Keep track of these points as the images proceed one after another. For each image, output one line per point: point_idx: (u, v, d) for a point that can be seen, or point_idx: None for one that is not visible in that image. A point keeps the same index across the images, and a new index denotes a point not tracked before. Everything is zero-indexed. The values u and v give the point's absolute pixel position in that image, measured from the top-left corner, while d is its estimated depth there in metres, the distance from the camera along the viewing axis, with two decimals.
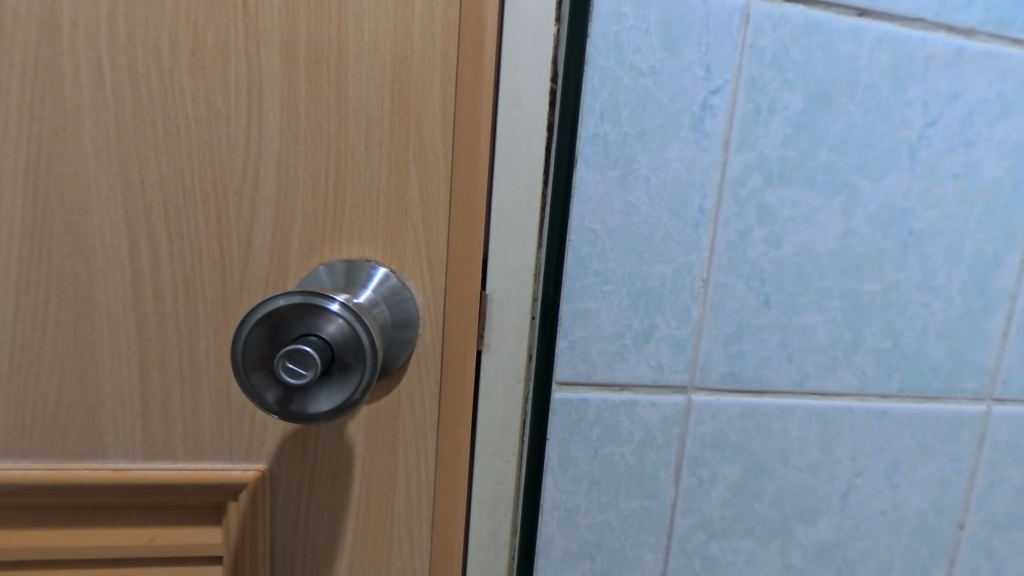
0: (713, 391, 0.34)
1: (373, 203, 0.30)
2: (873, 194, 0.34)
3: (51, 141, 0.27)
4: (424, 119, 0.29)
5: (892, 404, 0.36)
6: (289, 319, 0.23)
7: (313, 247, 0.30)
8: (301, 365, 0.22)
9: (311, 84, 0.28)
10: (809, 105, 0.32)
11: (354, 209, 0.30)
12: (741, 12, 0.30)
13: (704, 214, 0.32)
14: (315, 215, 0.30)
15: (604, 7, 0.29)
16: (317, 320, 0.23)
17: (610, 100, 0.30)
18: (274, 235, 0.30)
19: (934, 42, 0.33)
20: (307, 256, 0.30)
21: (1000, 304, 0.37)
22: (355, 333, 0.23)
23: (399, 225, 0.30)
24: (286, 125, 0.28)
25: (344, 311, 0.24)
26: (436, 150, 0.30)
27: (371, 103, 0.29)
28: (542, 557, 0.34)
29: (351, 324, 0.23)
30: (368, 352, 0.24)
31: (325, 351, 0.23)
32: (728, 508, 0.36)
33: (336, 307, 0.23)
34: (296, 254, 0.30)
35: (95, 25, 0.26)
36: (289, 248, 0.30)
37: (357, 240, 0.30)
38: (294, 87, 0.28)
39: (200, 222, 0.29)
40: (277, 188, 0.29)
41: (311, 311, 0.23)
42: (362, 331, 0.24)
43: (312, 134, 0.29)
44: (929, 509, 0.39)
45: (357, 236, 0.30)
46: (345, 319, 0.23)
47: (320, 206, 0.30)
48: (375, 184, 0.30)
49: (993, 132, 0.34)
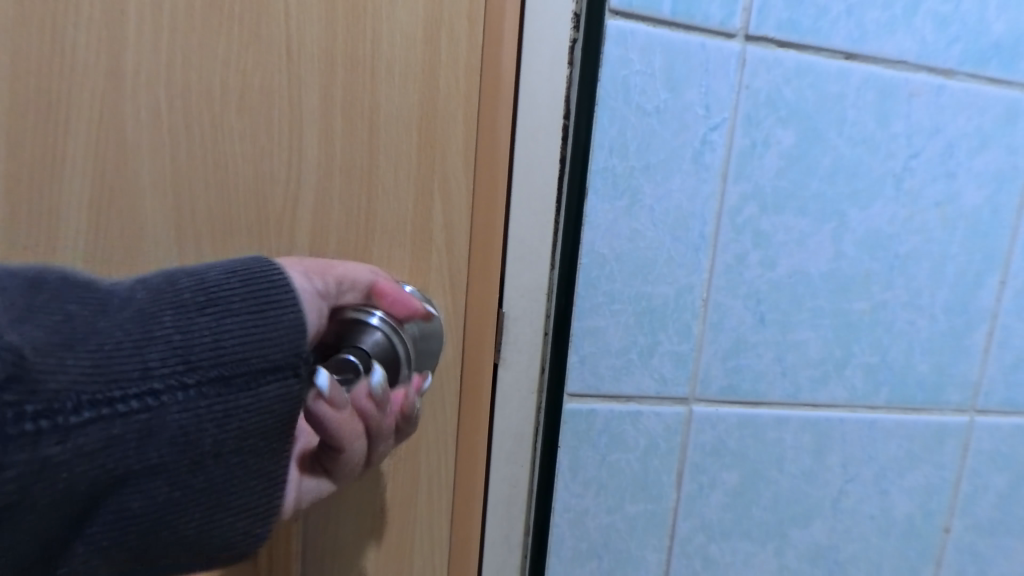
0: (711, 402, 0.37)
1: (400, 230, 0.33)
2: (861, 221, 0.36)
3: (112, 175, 0.30)
4: (447, 153, 0.32)
5: (880, 415, 0.39)
6: (340, 335, 0.30)
7: None
8: (353, 364, 0.28)
9: (346, 123, 0.31)
10: (802, 140, 0.35)
11: (383, 236, 0.33)
12: (738, 57, 0.33)
13: (704, 239, 0.35)
14: (348, 238, 0.32)
15: (614, 53, 0.32)
16: (363, 334, 0.30)
17: (618, 137, 0.33)
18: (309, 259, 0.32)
19: (915, 82, 0.35)
20: None
21: (982, 321, 0.39)
22: (395, 340, 0.30)
23: (425, 246, 0.33)
24: (322, 159, 0.31)
25: (383, 324, 0.31)
26: (460, 181, 0.32)
27: (400, 139, 0.32)
28: (553, 557, 0.37)
29: (390, 334, 0.31)
30: (403, 357, 0.31)
31: (373, 356, 0.29)
32: (726, 512, 0.38)
33: (376, 322, 0.31)
34: None
35: (153, 71, 0.29)
36: None
37: (385, 263, 0.33)
38: (330, 124, 0.31)
39: (243, 247, 0.32)
40: (314, 216, 0.32)
41: (355, 327, 0.30)
42: (399, 339, 0.31)
43: (346, 165, 0.32)
44: (917, 513, 0.41)
45: (385, 259, 0.33)
46: (385, 331, 0.31)
47: (352, 231, 0.32)
48: (404, 212, 0.33)
49: (973, 163, 0.37)
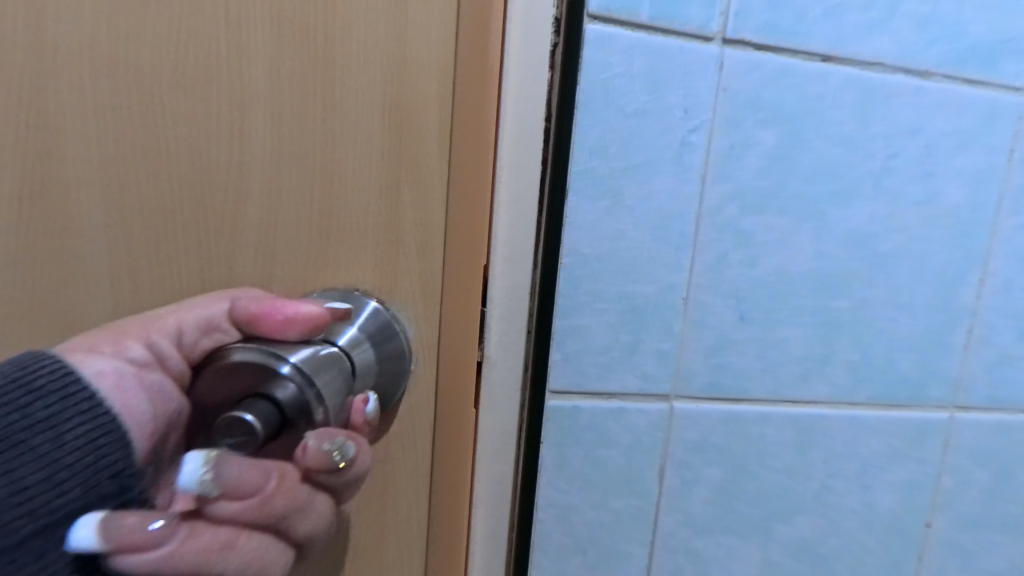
0: (694, 399, 0.37)
1: (356, 225, 0.32)
2: (841, 220, 0.37)
3: (51, 162, 0.30)
4: (407, 144, 0.31)
5: (861, 411, 0.40)
6: (251, 377, 0.26)
7: (297, 269, 0.32)
8: (249, 429, 0.24)
9: (298, 111, 0.30)
10: (781, 140, 0.35)
11: (340, 231, 0.32)
12: (717, 59, 0.34)
13: (685, 239, 0.35)
14: (301, 234, 0.32)
15: (594, 57, 0.33)
16: (271, 383, 0.26)
17: (599, 139, 0.33)
18: (259, 256, 0.32)
19: (894, 83, 0.36)
20: (290, 278, 0.32)
21: (963, 318, 0.40)
22: (303, 396, 0.26)
23: (396, 247, 0.32)
24: (273, 149, 0.31)
25: (295, 375, 0.26)
26: (433, 174, 0.32)
27: (355, 129, 0.31)
28: (538, 552, 0.37)
29: (301, 387, 0.26)
30: (314, 412, 0.26)
31: (274, 415, 0.25)
32: (710, 506, 0.39)
33: (287, 371, 0.26)
34: (279, 274, 0.32)
35: (97, 54, 0.29)
36: (273, 268, 0.32)
37: (345, 262, 0.32)
38: (282, 112, 0.30)
39: (186, 241, 0.31)
40: (264, 210, 0.31)
41: (266, 372, 0.26)
42: (311, 394, 0.26)
43: (312, 159, 0.31)
44: (899, 509, 0.42)
45: (343, 258, 0.32)
46: (296, 383, 0.26)
47: (306, 228, 0.32)
48: (374, 211, 0.32)
49: (953, 163, 0.38)
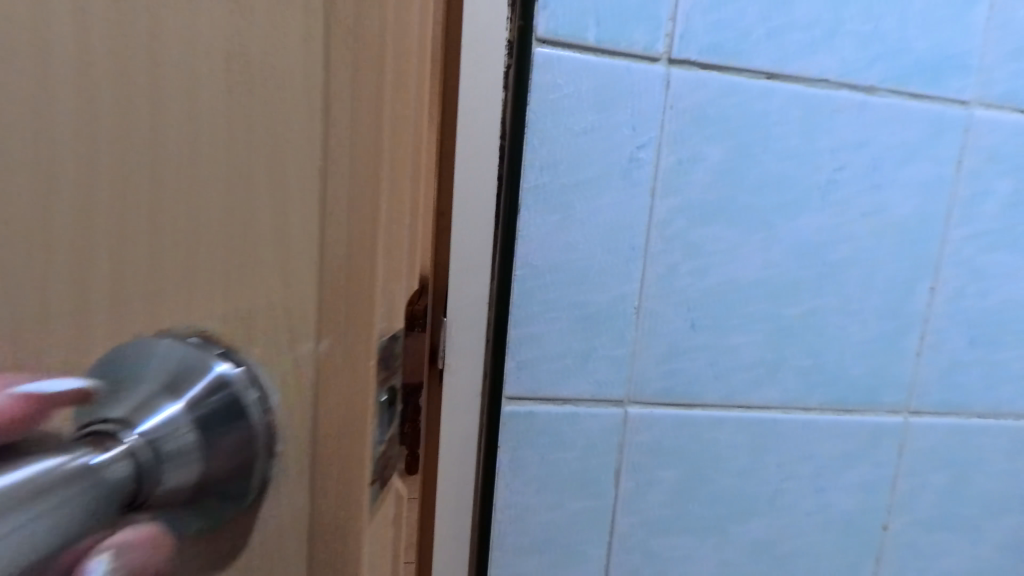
0: (648, 404, 0.39)
1: (190, 230, 0.17)
2: (789, 231, 0.38)
3: None
4: (273, 85, 0.17)
5: (814, 416, 0.41)
6: None
7: (85, 307, 0.17)
8: None
9: (72, 33, 0.16)
10: (727, 155, 0.37)
11: (159, 239, 0.17)
12: (663, 79, 0.35)
13: (636, 251, 0.37)
14: (89, 246, 0.17)
15: (542, 78, 0.34)
16: None
17: (548, 156, 0.35)
18: (22, 294, 0.17)
19: (839, 98, 0.37)
20: (73, 323, 0.17)
21: (914, 325, 0.41)
22: None
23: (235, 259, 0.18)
24: (37, 106, 0.17)
25: None
26: (296, 139, 0.18)
27: (180, 62, 0.17)
28: (497, 551, 0.39)
29: None
30: None
31: None
32: (665, 508, 0.40)
33: None
34: (56, 322, 0.17)
35: None
36: (44, 309, 0.17)
37: (172, 295, 0.18)
38: (46, 40, 0.16)
39: None
40: (27, 214, 0.17)
41: None
42: None
43: (80, 117, 0.17)
44: (854, 511, 0.43)
45: (163, 287, 0.18)
46: None
47: (100, 237, 0.17)
48: (185, 215, 0.17)
49: (899, 175, 0.39)
